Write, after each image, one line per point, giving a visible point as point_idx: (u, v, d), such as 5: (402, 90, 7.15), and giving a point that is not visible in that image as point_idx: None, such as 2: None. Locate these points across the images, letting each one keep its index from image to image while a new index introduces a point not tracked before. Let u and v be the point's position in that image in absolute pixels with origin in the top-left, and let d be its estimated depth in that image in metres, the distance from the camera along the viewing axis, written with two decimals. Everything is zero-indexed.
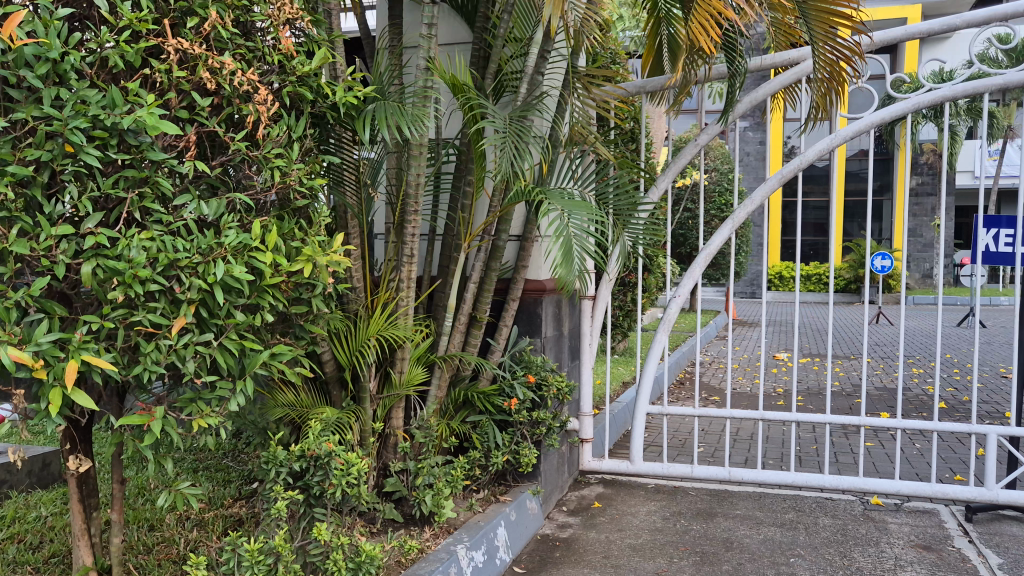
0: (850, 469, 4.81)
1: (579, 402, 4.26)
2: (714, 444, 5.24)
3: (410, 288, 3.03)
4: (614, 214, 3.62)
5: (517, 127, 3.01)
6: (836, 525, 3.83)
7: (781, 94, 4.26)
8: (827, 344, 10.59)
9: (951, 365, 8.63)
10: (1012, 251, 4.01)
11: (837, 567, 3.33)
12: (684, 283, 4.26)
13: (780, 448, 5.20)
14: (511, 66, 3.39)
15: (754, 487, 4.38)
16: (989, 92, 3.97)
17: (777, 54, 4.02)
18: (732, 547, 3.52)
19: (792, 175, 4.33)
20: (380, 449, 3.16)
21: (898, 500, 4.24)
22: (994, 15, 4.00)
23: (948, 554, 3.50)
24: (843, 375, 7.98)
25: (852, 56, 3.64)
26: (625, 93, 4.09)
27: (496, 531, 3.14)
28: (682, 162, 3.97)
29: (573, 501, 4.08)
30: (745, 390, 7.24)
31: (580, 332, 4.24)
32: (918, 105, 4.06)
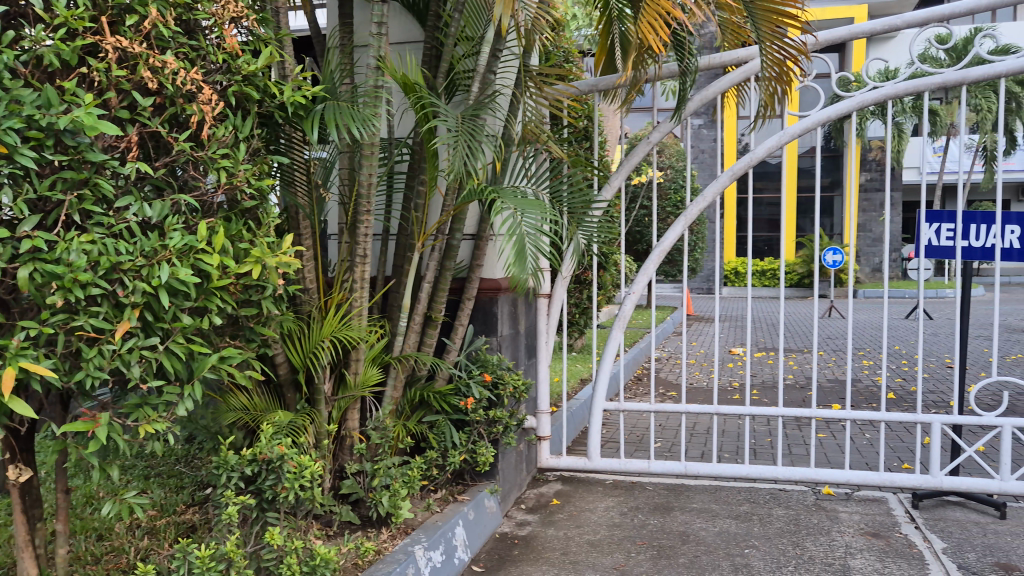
0: (802, 460, 4.90)
1: (536, 400, 4.27)
2: (671, 439, 5.29)
3: (364, 289, 3.01)
4: (568, 212, 3.63)
5: (470, 127, 3.01)
6: (789, 515, 3.90)
7: (731, 92, 4.31)
8: (780, 338, 10.77)
9: (899, 357, 8.85)
10: (953, 245, 4.12)
11: (790, 556, 3.39)
12: (638, 279, 4.29)
13: (735, 442, 5.27)
14: (462, 64, 3.38)
15: (709, 481, 4.43)
16: (930, 90, 4.07)
17: (726, 53, 4.06)
18: (688, 540, 3.56)
19: (743, 172, 4.39)
20: (336, 451, 3.12)
21: (849, 490, 4.33)
22: (932, 15, 4.10)
23: (895, 540, 3.59)
24: (796, 368, 8.12)
25: (799, 56, 3.71)
26: (578, 92, 4.11)
27: (454, 530, 3.14)
28: (635, 160, 4.00)
29: (532, 498, 4.09)
30: (701, 384, 7.33)
31: (536, 330, 4.25)
32: (863, 103, 4.15)
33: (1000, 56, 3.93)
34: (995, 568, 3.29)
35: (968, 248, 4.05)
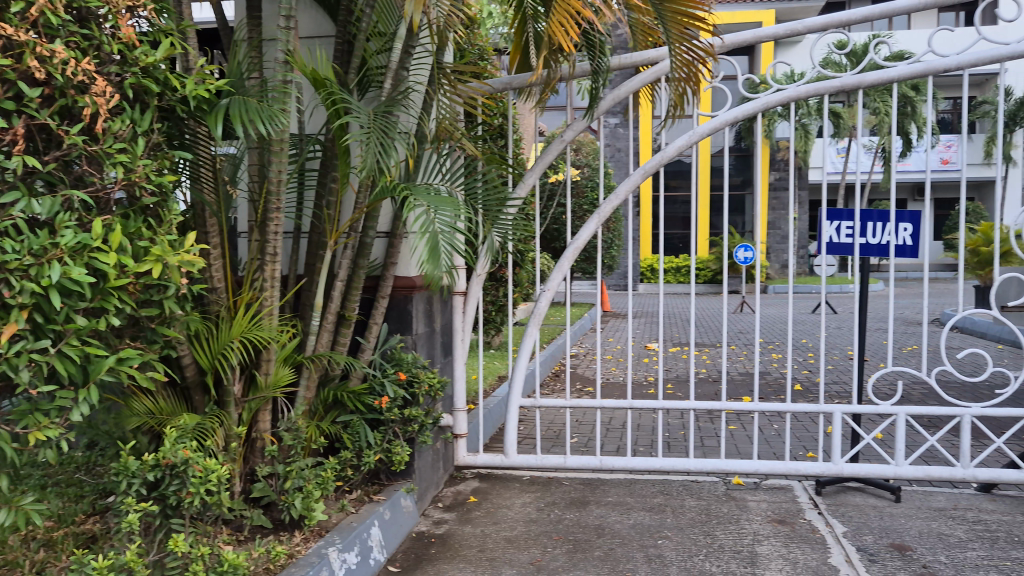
0: (713, 451, 5.04)
1: (453, 398, 4.27)
2: (587, 434, 5.37)
3: (274, 288, 2.93)
4: (483, 210, 3.65)
5: (382, 124, 2.99)
6: (700, 506, 4.00)
7: (642, 92, 4.39)
8: (693, 334, 11.04)
9: (804, 350, 9.19)
10: (851, 242, 4.31)
11: (701, 545, 3.49)
12: (553, 276, 4.34)
13: (649, 435, 5.38)
14: (375, 60, 3.35)
15: (624, 474, 4.51)
16: (830, 93, 4.23)
17: (637, 53, 4.13)
18: (603, 533, 3.62)
19: (655, 170, 4.48)
20: (247, 454, 3.05)
21: (757, 479, 4.47)
22: (831, 21, 4.27)
23: (800, 526, 3.74)
24: (708, 362, 8.34)
25: (706, 57, 3.81)
26: (491, 90, 4.11)
27: (369, 531, 3.11)
28: (549, 157, 4.03)
29: (449, 497, 4.08)
30: (617, 380, 7.46)
31: (452, 328, 4.24)
32: (767, 105, 4.29)
33: (893, 62, 4.12)
34: (890, 549, 3.46)
35: (865, 244, 4.24)
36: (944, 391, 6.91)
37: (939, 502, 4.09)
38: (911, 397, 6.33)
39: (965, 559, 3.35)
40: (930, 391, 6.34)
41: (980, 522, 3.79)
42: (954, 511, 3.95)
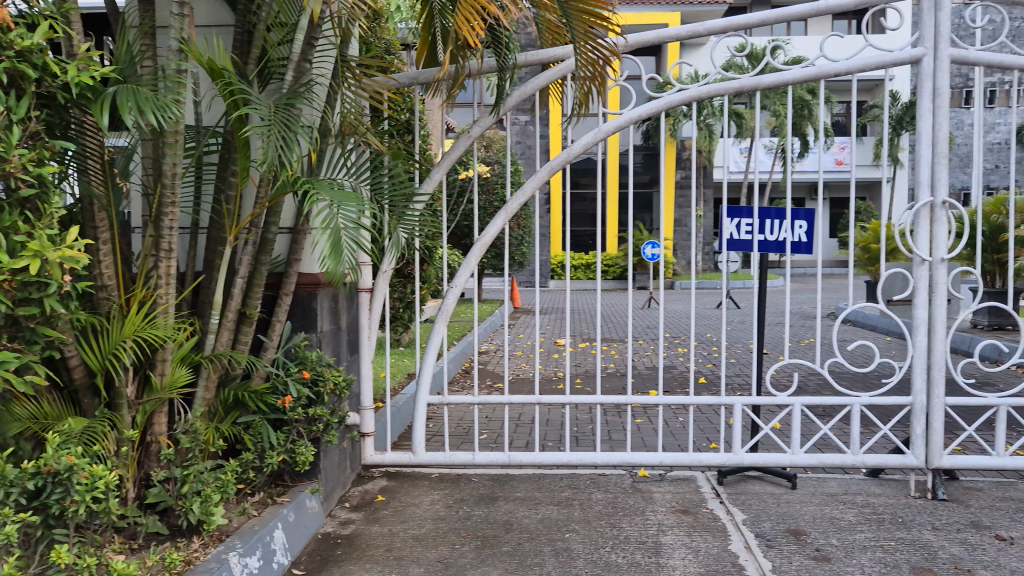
0: (620, 445, 5.13)
1: (359, 396, 4.23)
2: (497, 430, 5.39)
3: (170, 285, 2.82)
4: (389, 207, 3.62)
5: (285, 117, 2.93)
6: (607, 499, 4.07)
7: (548, 90, 4.42)
8: (601, 329, 11.20)
9: (707, 344, 9.45)
10: (750, 239, 4.45)
11: (607, 538, 3.54)
12: (461, 273, 4.33)
13: (558, 430, 5.44)
14: (277, 52, 3.26)
15: (533, 470, 4.54)
16: (729, 94, 4.35)
17: (543, 50, 4.15)
18: (511, 529, 3.63)
19: (562, 167, 4.52)
20: (141, 459, 2.93)
21: (662, 471, 4.57)
22: (731, 24, 4.38)
23: (702, 515, 3.84)
24: (616, 358, 8.49)
25: (610, 57, 3.87)
26: (397, 84, 4.06)
27: (272, 533, 3.03)
28: (457, 152, 4.01)
29: (356, 496, 4.02)
30: (526, 376, 7.49)
31: (358, 326, 4.18)
32: (670, 104, 4.39)
33: (787, 66, 4.28)
34: (787, 534, 3.59)
35: (763, 241, 4.39)
36: (837, 381, 7.24)
37: (832, 488, 4.28)
38: (807, 388, 6.61)
39: (855, 541, 3.52)
40: (825, 381, 6.63)
41: (869, 505, 3.98)
42: (845, 495, 4.13)
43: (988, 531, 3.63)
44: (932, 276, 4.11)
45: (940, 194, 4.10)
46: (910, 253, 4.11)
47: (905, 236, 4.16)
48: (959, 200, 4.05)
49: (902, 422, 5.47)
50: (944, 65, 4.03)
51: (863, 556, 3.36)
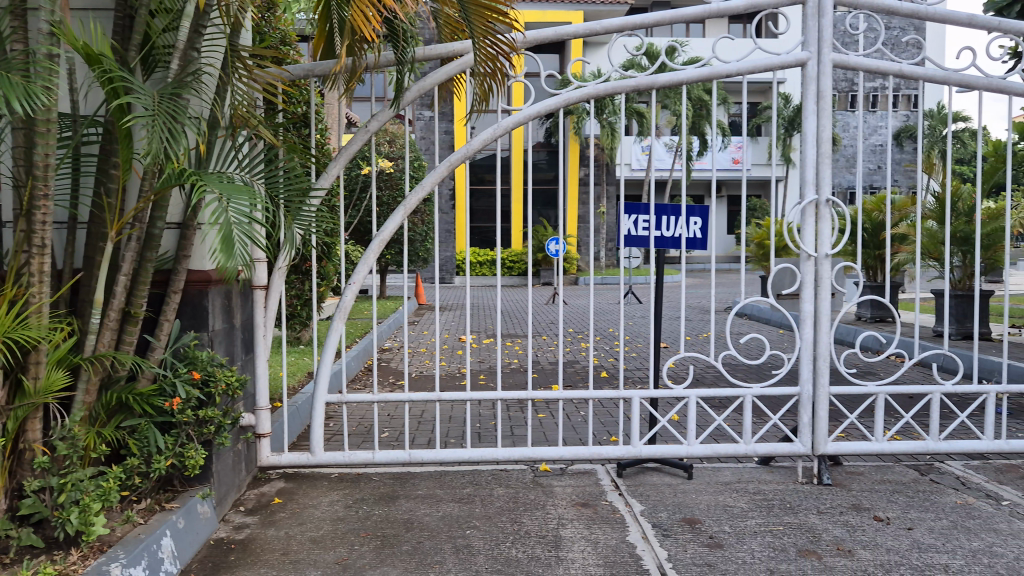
0: (522, 440, 5.17)
1: (254, 396, 4.10)
2: (398, 428, 5.34)
3: (43, 283, 2.66)
4: (285, 203, 3.54)
5: (172, 108, 2.81)
6: (508, 494, 4.09)
7: (447, 85, 4.37)
8: (503, 325, 11.25)
9: (608, 338, 9.62)
10: (647, 235, 4.53)
11: (507, 533, 3.55)
12: (359, 269, 4.25)
13: (460, 426, 5.44)
14: (162, 39, 3.12)
15: (434, 467, 4.52)
16: (627, 92, 4.42)
17: (443, 44, 4.08)
18: (412, 527, 3.60)
19: (462, 162, 4.50)
20: (13, 468, 2.77)
21: (563, 465, 4.62)
22: (629, 22, 4.45)
23: (602, 508, 3.91)
24: (518, 353, 8.54)
25: (509, 53, 3.88)
26: (290, 76, 3.94)
27: (160, 541, 2.91)
28: (354, 147, 3.93)
29: (252, 499, 3.90)
30: (428, 373, 7.45)
31: (254, 325, 4.06)
32: (568, 101, 4.43)
33: (682, 65, 4.38)
34: (683, 523, 3.69)
35: (660, 237, 4.48)
36: (731, 373, 7.49)
37: (726, 477, 4.42)
38: (703, 380, 6.82)
39: (746, 527, 3.64)
40: (720, 373, 6.86)
41: (760, 492, 4.13)
42: (737, 484, 4.28)
43: (868, 513, 3.82)
44: (818, 272, 4.29)
45: (824, 192, 4.29)
46: (797, 249, 4.28)
47: (792, 232, 4.33)
48: (841, 198, 4.24)
49: (790, 411, 5.71)
50: (828, 69, 4.23)
51: (753, 541, 3.48)
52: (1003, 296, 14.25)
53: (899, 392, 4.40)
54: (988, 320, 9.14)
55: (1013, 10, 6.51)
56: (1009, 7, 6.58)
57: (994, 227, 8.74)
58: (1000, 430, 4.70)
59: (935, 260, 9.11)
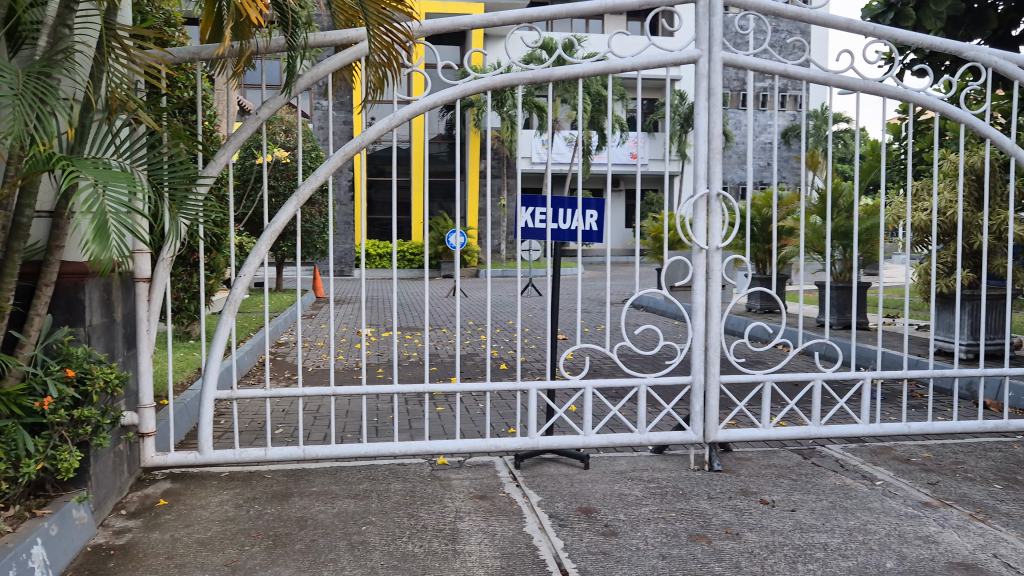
0: (419, 433, 5.13)
1: (138, 393, 3.91)
2: (293, 423, 5.23)
3: None
4: (170, 192, 3.38)
5: (42, 88, 2.68)
6: (406, 488, 4.04)
7: (342, 72, 4.27)
8: (403, 318, 11.16)
9: (507, 331, 9.67)
10: (544, 227, 4.55)
11: (404, 527, 3.51)
12: (249, 261, 4.11)
13: (358, 420, 5.36)
14: (28, 15, 2.92)
15: (330, 462, 4.43)
16: (523, 85, 4.42)
17: (337, 31, 3.96)
18: (305, 525, 3.52)
19: (357, 152, 4.41)
20: None
21: (461, 457, 4.62)
22: (525, 15, 4.45)
23: (499, 499, 3.92)
24: (417, 346, 8.50)
25: (404, 42, 3.82)
26: (173, 58, 3.75)
27: (30, 550, 2.75)
28: (244, 134, 3.78)
29: (134, 502, 3.72)
30: (325, 367, 7.32)
31: (136, 319, 3.87)
32: (465, 92, 4.40)
33: (578, 59, 4.40)
34: (579, 513, 3.74)
35: (556, 229, 4.50)
36: (627, 364, 7.66)
37: (621, 466, 4.50)
38: (600, 371, 6.95)
39: (640, 514, 3.72)
40: (616, 364, 7.01)
41: (654, 480, 4.23)
42: (632, 472, 4.36)
43: (755, 497, 3.96)
44: (709, 264, 4.41)
45: (716, 186, 4.40)
46: (690, 242, 4.38)
47: (685, 225, 4.44)
48: (731, 192, 4.37)
49: (683, 400, 5.87)
50: (718, 67, 4.34)
51: (647, 528, 3.55)
52: (877, 287, 15.13)
53: (784, 380, 4.58)
54: (865, 310, 9.68)
55: (888, 17, 6.90)
56: (885, 14, 6.99)
57: (870, 223, 9.24)
58: (875, 415, 4.96)
59: (817, 253, 9.57)
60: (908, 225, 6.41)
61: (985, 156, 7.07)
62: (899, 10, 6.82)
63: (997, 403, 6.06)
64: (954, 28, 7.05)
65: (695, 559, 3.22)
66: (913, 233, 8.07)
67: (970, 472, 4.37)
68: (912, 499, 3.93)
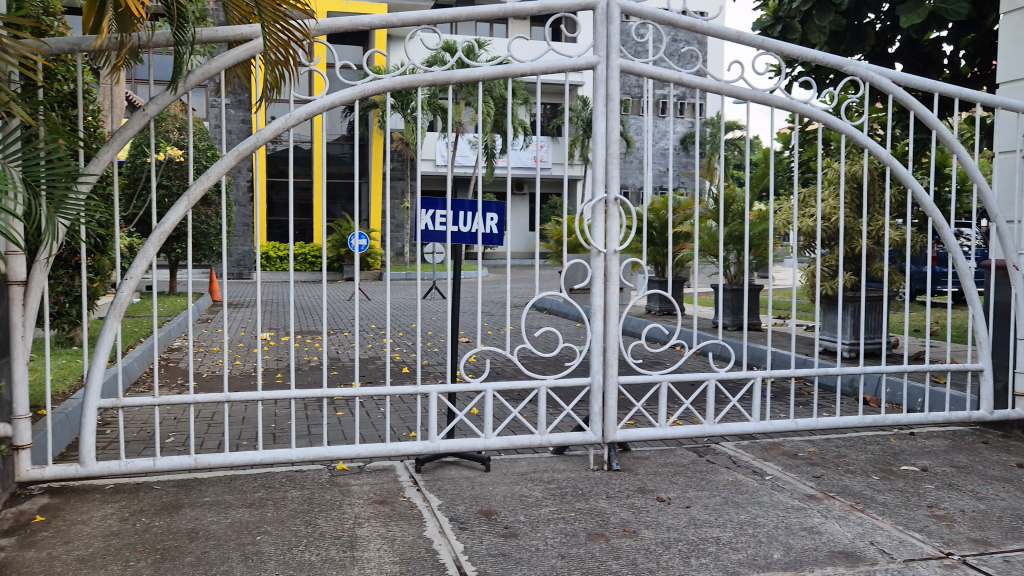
0: (319, 439, 5.04)
1: (11, 403, 3.69)
2: (185, 432, 5.03)
3: None
4: (47, 192, 3.25)
5: None
6: (303, 495, 3.95)
7: (235, 69, 4.13)
8: (306, 322, 10.96)
9: (411, 334, 9.63)
10: (443, 230, 4.47)
11: (301, 536, 3.43)
12: (136, 264, 3.93)
13: (254, 427, 5.21)
14: None
15: (223, 471, 4.29)
16: (422, 87, 4.39)
17: (229, 26, 3.83)
18: (196, 537, 3.39)
19: (250, 152, 4.28)
20: None
21: (360, 462, 4.55)
22: (426, 16, 4.41)
23: (399, 504, 3.88)
24: (318, 350, 8.35)
25: (300, 40, 3.74)
26: (49, 50, 3.55)
27: None
28: (130, 131, 3.62)
29: (8, 520, 3.50)
30: (221, 372, 7.10)
31: (10, 325, 3.65)
32: (364, 93, 4.34)
33: (478, 62, 4.40)
34: (479, 516, 3.74)
35: (457, 232, 4.49)
36: (528, 366, 7.74)
37: (522, 467, 4.53)
38: (502, 373, 6.99)
39: (540, 515, 3.75)
40: (517, 366, 7.06)
41: (554, 481, 4.27)
42: (533, 474, 4.39)
43: (651, 495, 4.05)
44: (607, 266, 4.50)
45: (613, 190, 4.49)
46: (589, 244, 4.45)
47: (584, 228, 4.50)
48: (628, 197, 4.47)
49: (582, 402, 5.97)
50: (615, 73, 4.43)
51: (546, 528, 3.58)
52: (767, 289, 15.75)
53: (679, 380, 4.69)
54: (756, 312, 10.07)
55: (776, 29, 7.23)
56: (773, 26, 7.32)
57: (761, 228, 9.60)
58: (765, 412, 5.15)
59: (711, 256, 9.90)
60: (795, 230, 6.70)
61: (865, 166, 7.45)
62: (786, 23, 7.12)
63: (876, 399, 6.40)
64: (837, 43, 7.40)
65: (593, 557, 3.27)
66: (800, 237, 8.45)
67: (851, 464, 4.59)
68: (798, 492, 4.10)
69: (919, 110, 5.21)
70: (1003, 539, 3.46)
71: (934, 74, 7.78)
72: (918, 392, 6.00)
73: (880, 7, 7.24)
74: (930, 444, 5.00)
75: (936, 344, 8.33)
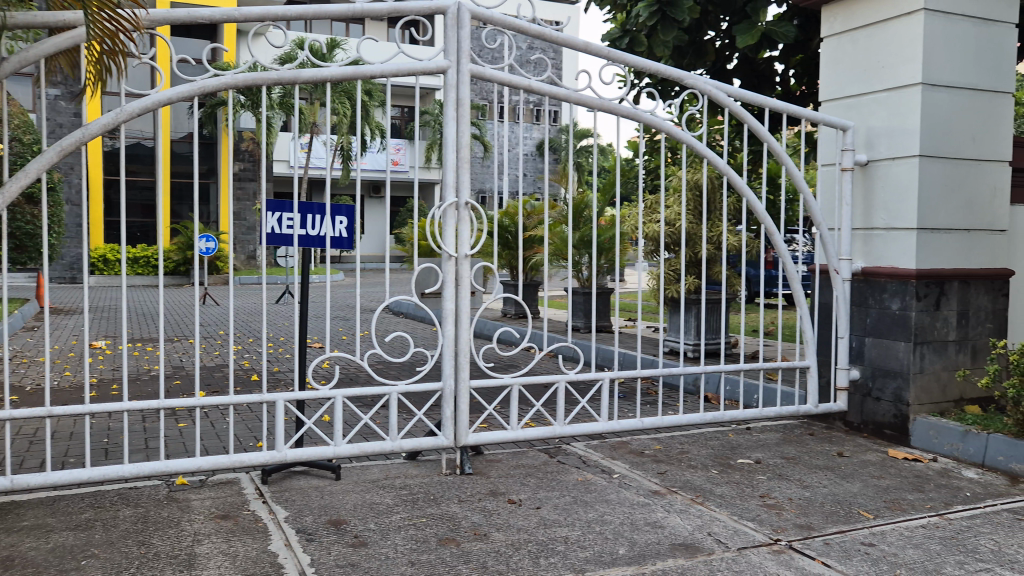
0: (157, 453, 4.77)
1: None
2: (2, 450, 4.64)
3: None
4: None
5: None
6: (137, 514, 3.71)
7: (59, 57, 3.83)
8: (150, 328, 10.38)
9: (263, 339, 9.31)
10: (290, 234, 4.34)
11: (132, 558, 3.22)
12: None
13: (82, 443, 4.87)
14: None
15: (47, 492, 3.97)
16: (267, 85, 4.22)
17: (48, 12, 3.54)
18: (11, 566, 3.11)
19: (75, 147, 3.98)
20: None
21: (202, 476, 4.33)
22: (270, 13, 4.24)
23: (243, 518, 3.72)
24: (162, 358, 7.94)
25: (129, 29, 3.51)
26: None
27: None
28: None
29: None
30: (50, 384, 6.59)
31: None
32: (203, 89, 4.13)
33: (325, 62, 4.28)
34: (328, 526, 3.64)
35: (305, 236, 4.36)
36: (383, 371, 7.65)
37: (373, 474, 4.45)
38: (355, 380, 6.86)
39: (390, 523, 3.70)
40: (371, 372, 6.96)
41: (406, 487, 4.23)
42: (384, 481, 4.33)
43: (503, 497, 4.09)
44: (458, 271, 4.49)
45: (464, 195, 4.50)
46: (440, 249, 4.42)
47: (435, 232, 4.48)
48: (479, 202, 4.49)
49: (436, 406, 5.95)
50: (466, 78, 4.44)
51: (396, 536, 3.54)
52: (617, 292, 16.37)
53: (531, 382, 4.74)
54: (606, 314, 10.41)
55: (624, 42, 7.48)
56: (621, 38, 7.55)
57: (610, 233, 9.93)
58: (613, 411, 5.30)
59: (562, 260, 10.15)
60: (641, 236, 6.95)
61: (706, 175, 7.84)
62: (633, 36, 7.36)
63: (715, 397, 6.75)
64: (680, 56, 7.74)
65: (443, 562, 3.26)
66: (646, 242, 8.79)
67: (692, 460, 4.80)
68: (643, 489, 4.25)
69: (754, 123, 5.52)
70: (824, 524, 3.72)
71: (767, 90, 8.32)
72: (752, 389, 6.36)
73: (719, 26, 7.66)
74: (763, 437, 5.31)
75: (768, 342, 8.91)
